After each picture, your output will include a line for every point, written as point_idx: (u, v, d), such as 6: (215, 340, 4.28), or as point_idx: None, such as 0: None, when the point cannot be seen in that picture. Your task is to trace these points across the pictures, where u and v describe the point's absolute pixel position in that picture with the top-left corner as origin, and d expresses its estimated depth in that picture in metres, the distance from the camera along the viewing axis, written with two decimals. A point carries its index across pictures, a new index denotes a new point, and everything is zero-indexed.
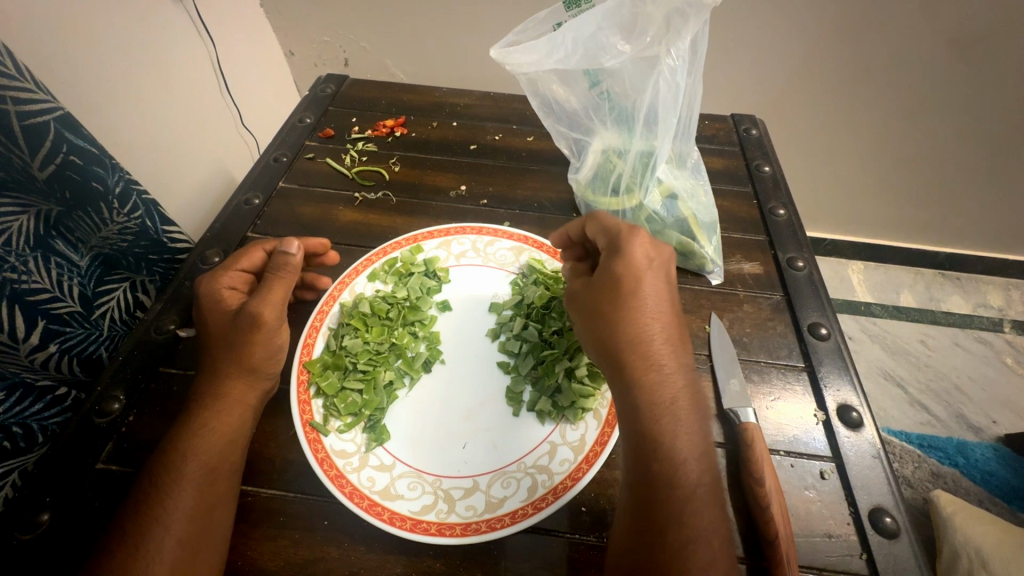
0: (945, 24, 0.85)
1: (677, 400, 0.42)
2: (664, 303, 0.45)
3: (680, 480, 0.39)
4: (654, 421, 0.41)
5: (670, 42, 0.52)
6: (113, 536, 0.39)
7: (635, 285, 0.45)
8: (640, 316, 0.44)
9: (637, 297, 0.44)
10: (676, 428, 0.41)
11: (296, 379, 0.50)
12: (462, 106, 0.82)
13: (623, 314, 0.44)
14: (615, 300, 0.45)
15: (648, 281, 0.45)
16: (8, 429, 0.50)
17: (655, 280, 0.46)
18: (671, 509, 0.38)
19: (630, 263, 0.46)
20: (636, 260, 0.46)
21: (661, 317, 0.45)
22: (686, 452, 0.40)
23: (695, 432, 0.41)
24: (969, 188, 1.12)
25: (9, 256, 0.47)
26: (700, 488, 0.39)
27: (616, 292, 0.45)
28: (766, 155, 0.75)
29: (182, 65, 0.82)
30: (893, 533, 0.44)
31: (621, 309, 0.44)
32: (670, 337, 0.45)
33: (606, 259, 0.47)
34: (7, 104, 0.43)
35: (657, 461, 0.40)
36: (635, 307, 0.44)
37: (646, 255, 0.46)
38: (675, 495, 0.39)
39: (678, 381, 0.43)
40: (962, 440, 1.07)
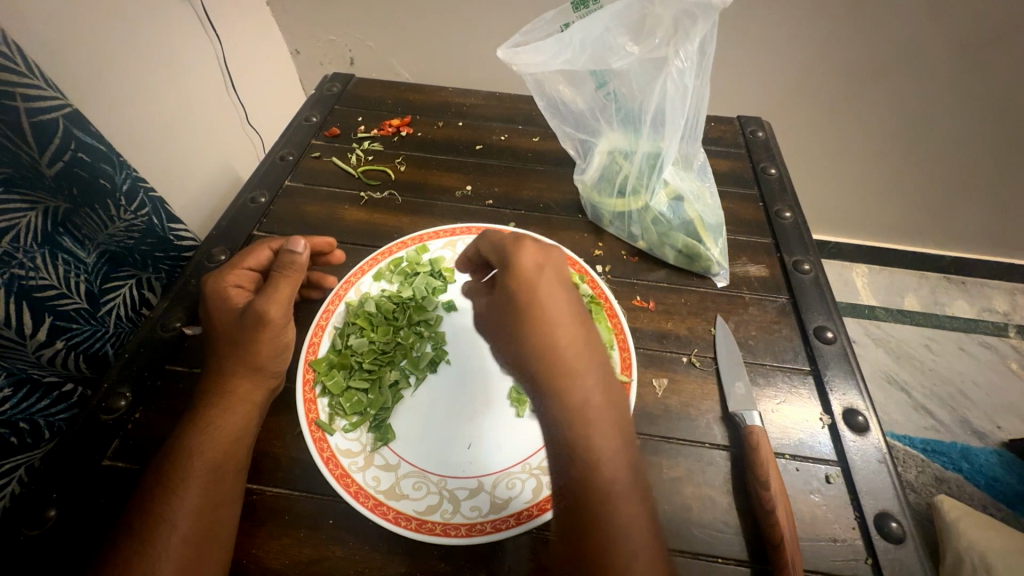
0: (953, 28, 0.84)
1: (592, 402, 0.41)
2: (565, 304, 0.45)
3: (604, 484, 0.39)
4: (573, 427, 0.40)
5: (678, 45, 0.51)
6: (120, 534, 0.39)
7: (535, 291, 0.45)
8: (545, 321, 0.44)
9: (538, 304, 0.44)
10: (596, 432, 0.40)
11: (302, 378, 0.50)
12: (468, 106, 0.82)
13: (529, 323, 0.44)
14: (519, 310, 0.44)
15: (546, 286, 0.45)
16: (15, 425, 0.50)
17: (552, 282, 0.45)
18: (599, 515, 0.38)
19: (517, 271, 0.45)
20: (524, 269, 0.45)
21: (567, 317, 0.44)
22: (608, 455, 0.40)
23: (615, 431, 0.41)
24: (975, 192, 1.11)
25: (17, 253, 0.47)
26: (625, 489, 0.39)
27: (517, 302, 0.45)
28: (772, 158, 0.75)
29: (189, 63, 0.82)
30: (899, 539, 0.43)
31: (525, 316, 0.44)
32: (579, 335, 0.44)
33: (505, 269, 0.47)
34: (16, 101, 0.43)
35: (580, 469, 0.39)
36: (538, 313, 0.44)
37: (533, 261, 0.46)
38: (601, 499, 0.38)
39: (592, 383, 0.42)
40: (966, 445, 1.06)
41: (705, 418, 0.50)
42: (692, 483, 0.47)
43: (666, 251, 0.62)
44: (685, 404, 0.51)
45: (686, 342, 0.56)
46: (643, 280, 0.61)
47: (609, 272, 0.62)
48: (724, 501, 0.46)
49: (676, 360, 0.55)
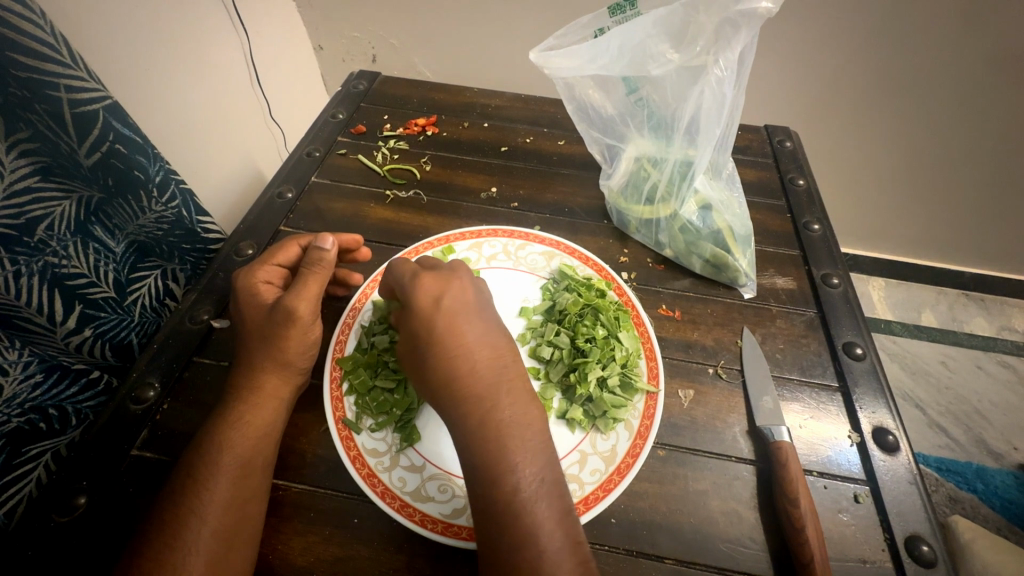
0: (987, 42, 0.83)
1: (507, 423, 0.40)
2: (478, 324, 0.45)
3: (523, 508, 0.37)
4: (490, 450, 0.39)
5: (718, 52, 0.51)
6: (150, 525, 0.39)
7: (447, 312, 0.44)
8: (459, 342, 0.43)
9: (450, 326, 0.44)
10: (515, 454, 0.39)
11: (330, 376, 0.50)
12: (493, 107, 0.82)
13: (441, 345, 0.43)
14: (430, 333, 0.43)
15: (455, 308, 0.45)
16: (44, 411, 0.51)
17: (462, 304, 0.45)
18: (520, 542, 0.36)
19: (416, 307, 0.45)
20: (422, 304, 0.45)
21: (482, 336, 0.44)
22: (527, 477, 0.38)
23: (534, 451, 0.40)
24: (1001, 209, 1.09)
25: (51, 240, 0.48)
26: (545, 512, 0.37)
27: (427, 324, 0.44)
28: (800, 169, 0.74)
29: (217, 57, 0.83)
30: (929, 562, 0.43)
31: (436, 337, 0.43)
32: (494, 352, 0.43)
33: (416, 289, 0.46)
34: (60, 92, 0.44)
35: (499, 494, 0.38)
36: (450, 335, 0.43)
37: (431, 293, 0.46)
38: (522, 528, 0.37)
39: (508, 402, 0.41)
40: (982, 465, 1.05)
41: (732, 431, 0.50)
42: (718, 496, 0.46)
43: (692, 261, 0.61)
44: (711, 416, 0.51)
45: (712, 352, 0.55)
46: (669, 289, 0.61)
47: (634, 279, 0.62)
48: (751, 516, 0.45)
49: (702, 370, 0.54)
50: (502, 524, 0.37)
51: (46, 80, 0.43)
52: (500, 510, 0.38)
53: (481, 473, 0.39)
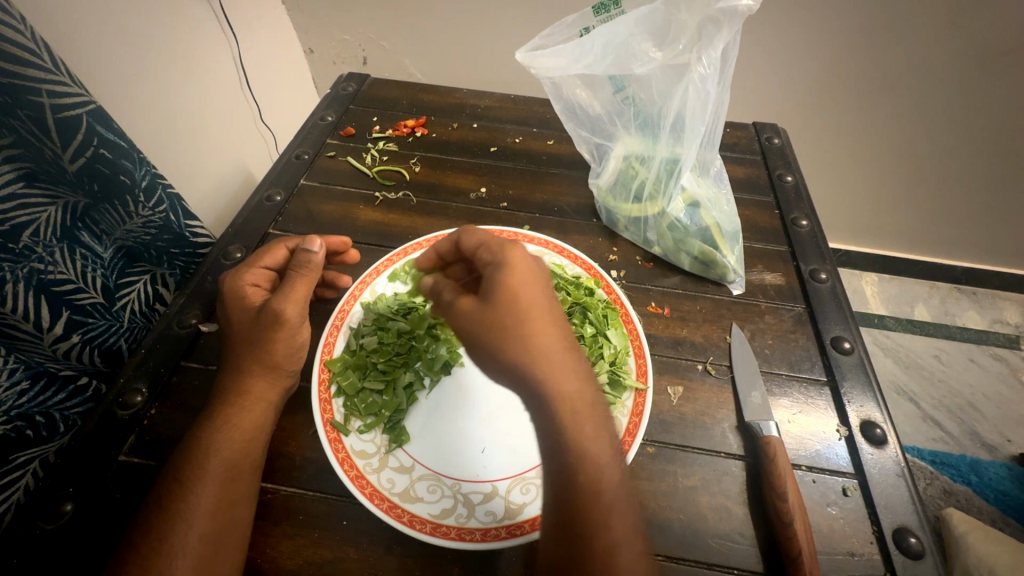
0: (971, 37, 0.84)
1: (590, 424, 0.39)
2: (558, 314, 0.42)
3: (605, 513, 0.37)
4: (575, 452, 0.37)
5: (701, 49, 0.51)
6: (137, 530, 0.39)
7: (529, 299, 0.41)
8: (544, 334, 0.40)
9: (534, 315, 0.40)
10: (599, 458, 0.38)
11: (317, 378, 0.50)
12: (482, 108, 0.82)
13: (525, 336, 0.40)
14: (513, 321, 0.40)
15: (539, 294, 0.41)
16: (31, 418, 0.51)
17: (546, 291, 0.42)
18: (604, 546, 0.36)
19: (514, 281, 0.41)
20: (521, 279, 0.41)
21: (562, 328, 0.41)
22: (609, 478, 0.38)
23: (613, 453, 0.39)
24: (990, 203, 1.10)
25: (36, 246, 0.48)
26: (622, 514, 0.37)
27: (510, 313, 0.40)
28: (788, 165, 0.74)
29: (207, 61, 0.83)
30: (917, 554, 0.43)
31: (522, 329, 0.40)
32: (572, 346, 0.41)
33: (493, 273, 0.42)
34: (42, 97, 0.44)
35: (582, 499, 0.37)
36: (535, 326, 0.40)
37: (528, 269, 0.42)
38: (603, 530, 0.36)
39: (591, 401, 0.39)
40: (976, 458, 1.05)
41: (721, 427, 0.50)
42: (706, 492, 0.46)
43: (681, 258, 0.61)
44: (699, 413, 0.51)
45: (701, 349, 0.56)
46: (658, 286, 0.61)
47: (623, 277, 0.62)
48: (739, 511, 0.45)
49: (691, 367, 0.54)
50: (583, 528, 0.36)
51: (27, 85, 0.42)
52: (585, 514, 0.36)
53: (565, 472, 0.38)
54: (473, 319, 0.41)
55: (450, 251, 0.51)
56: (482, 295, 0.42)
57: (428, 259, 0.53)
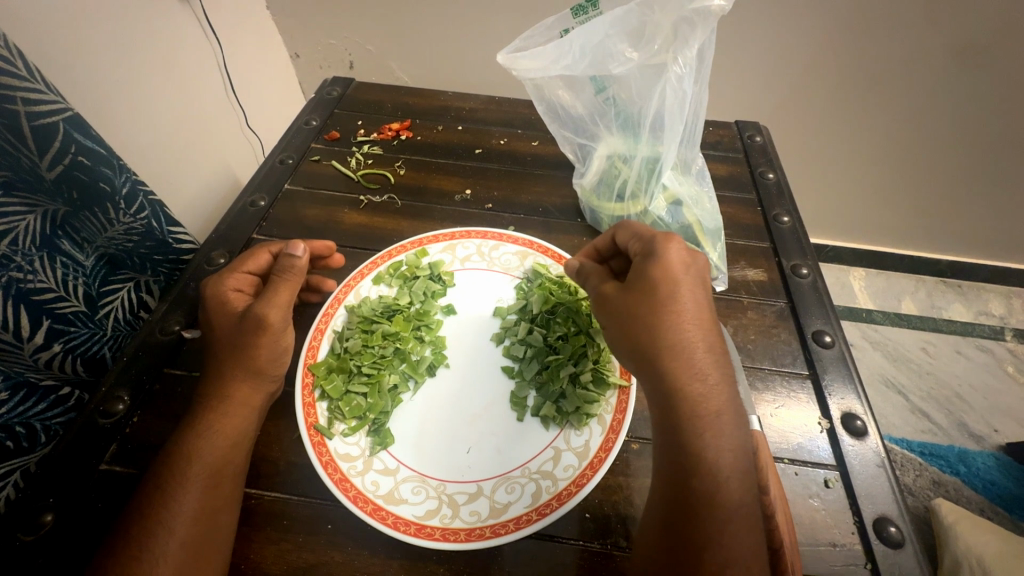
0: (947, 33, 0.85)
1: (712, 413, 0.40)
2: (704, 307, 0.43)
3: (716, 497, 0.37)
4: (691, 432, 0.39)
5: (677, 50, 0.52)
6: (118, 538, 0.39)
7: (673, 289, 0.43)
8: (679, 321, 0.42)
9: (677, 303, 0.43)
10: (717, 445, 0.39)
11: (301, 382, 0.50)
12: (467, 110, 0.82)
13: (654, 319, 0.43)
14: (648, 306, 0.43)
15: (685, 284, 0.44)
16: (11, 429, 0.50)
17: (691, 284, 0.44)
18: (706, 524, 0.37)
19: (662, 270, 0.44)
20: (671, 270, 0.44)
21: (699, 321, 0.43)
22: (723, 467, 0.38)
23: (738, 445, 0.39)
24: (971, 197, 1.12)
25: (15, 255, 0.47)
26: (736, 504, 0.37)
27: (649, 298, 0.43)
28: (770, 162, 0.75)
29: (191, 67, 0.82)
30: (898, 543, 0.44)
31: (656, 313, 0.43)
32: (710, 339, 0.42)
33: (641, 262, 0.46)
34: (18, 105, 0.43)
35: (691, 479, 0.38)
36: (674, 313, 0.42)
37: (682, 261, 0.44)
38: (709, 512, 0.37)
39: (716, 391, 0.41)
40: (964, 448, 1.06)
41: None
42: None
43: None
44: None
45: None
46: None
47: None
48: None
49: None
50: (688, 504, 0.38)
51: (2, 93, 0.42)
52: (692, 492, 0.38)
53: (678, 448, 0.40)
54: (614, 301, 0.46)
55: (607, 245, 0.53)
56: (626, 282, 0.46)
57: (584, 253, 0.55)
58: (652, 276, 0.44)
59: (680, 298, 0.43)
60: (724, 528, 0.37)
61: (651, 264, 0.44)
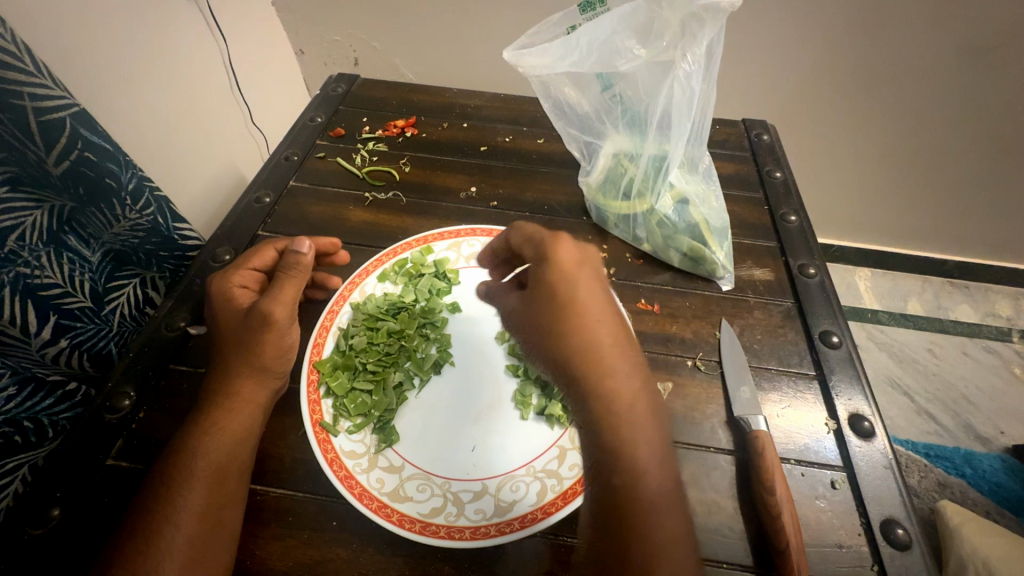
0: (956, 32, 0.84)
1: (633, 418, 0.38)
2: (607, 306, 0.41)
3: (644, 499, 0.37)
4: (613, 435, 0.38)
5: (686, 47, 0.51)
6: (125, 533, 0.39)
7: (578, 293, 0.41)
8: (585, 319, 0.40)
9: (580, 301, 0.41)
10: (639, 445, 0.38)
11: (306, 379, 0.50)
12: (473, 107, 0.82)
13: (564, 327, 0.40)
14: (552, 308, 0.41)
15: (583, 279, 0.42)
16: (19, 423, 0.51)
17: (590, 278, 0.42)
18: (640, 528, 0.36)
19: (561, 275, 0.41)
20: (568, 273, 0.42)
21: (606, 314, 0.41)
22: (648, 466, 0.37)
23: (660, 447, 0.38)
24: (979, 197, 1.11)
25: (22, 251, 0.47)
26: (665, 501, 0.37)
27: (556, 307, 0.41)
28: (777, 161, 0.75)
29: (196, 63, 0.82)
30: (904, 545, 0.43)
31: (562, 314, 0.41)
32: (617, 331, 0.41)
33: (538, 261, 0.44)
34: (24, 100, 0.43)
35: (618, 485, 0.37)
36: (578, 312, 0.40)
37: (575, 260, 0.42)
38: (638, 513, 0.36)
39: (632, 386, 0.39)
40: (970, 450, 1.06)
41: (711, 422, 0.50)
42: (695, 487, 0.46)
43: (671, 255, 0.61)
44: (690, 408, 0.51)
45: (690, 345, 0.56)
46: (648, 283, 0.61)
47: (612, 274, 0.62)
48: (729, 506, 0.45)
49: (681, 363, 0.54)
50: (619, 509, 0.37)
51: (9, 89, 0.42)
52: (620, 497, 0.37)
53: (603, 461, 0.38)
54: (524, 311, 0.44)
55: (502, 248, 0.50)
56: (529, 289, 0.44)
57: (485, 257, 0.53)
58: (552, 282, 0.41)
59: (584, 301, 0.41)
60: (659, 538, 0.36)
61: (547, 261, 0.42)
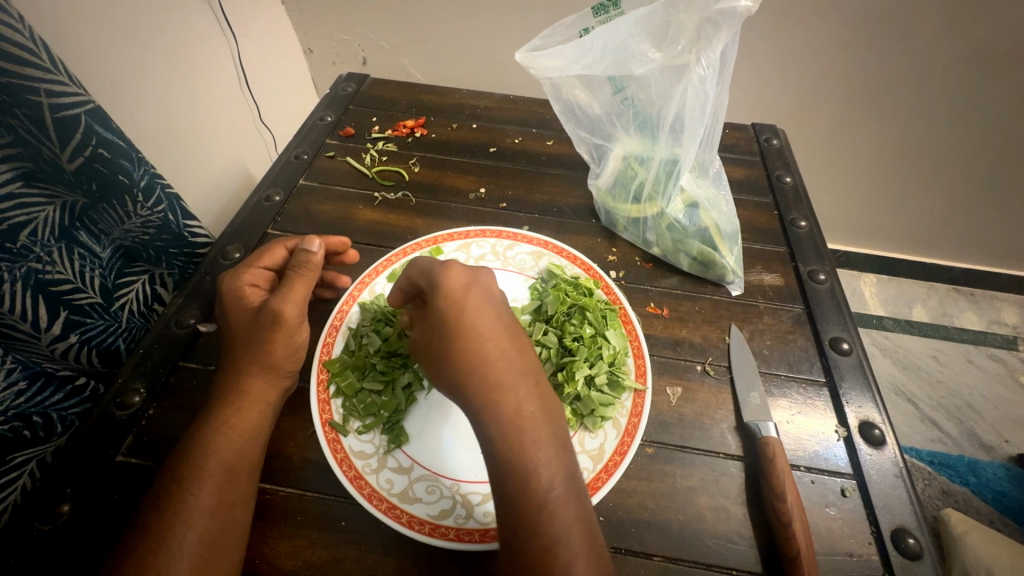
0: (967, 40, 0.84)
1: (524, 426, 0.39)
2: (498, 321, 0.43)
3: (547, 509, 0.37)
4: (515, 446, 0.38)
5: (700, 51, 0.51)
6: (135, 530, 0.39)
7: (470, 312, 0.42)
8: (481, 334, 0.41)
9: (472, 321, 0.41)
10: (541, 454, 0.38)
11: (316, 378, 0.50)
12: (482, 108, 0.82)
13: (455, 347, 0.41)
14: (445, 330, 0.41)
15: (474, 302, 0.42)
16: (28, 418, 0.51)
17: (481, 301, 0.42)
18: (543, 538, 0.36)
19: (450, 296, 0.42)
20: (460, 295, 0.42)
21: (507, 331, 0.43)
22: (548, 473, 0.38)
23: (553, 453, 0.39)
24: (987, 204, 1.10)
25: (35, 246, 0.47)
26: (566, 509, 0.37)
27: (448, 326, 0.41)
28: (787, 166, 0.74)
29: (207, 61, 0.83)
30: (915, 555, 0.43)
31: (462, 330, 0.41)
32: (509, 346, 0.42)
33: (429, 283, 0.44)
34: (41, 97, 0.43)
35: (521, 494, 0.37)
36: (467, 332, 0.41)
37: (461, 282, 0.43)
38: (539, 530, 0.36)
39: (532, 397, 0.41)
40: (974, 459, 1.05)
41: (720, 428, 0.50)
42: (705, 493, 0.46)
43: (681, 259, 0.61)
44: (699, 413, 0.51)
45: (700, 350, 0.56)
46: (657, 287, 0.61)
47: (622, 277, 0.62)
48: (738, 512, 0.45)
49: (690, 368, 0.54)
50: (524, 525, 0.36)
51: (26, 85, 0.42)
52: (522, 513, 0.37)
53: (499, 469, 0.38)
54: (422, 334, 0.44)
55: (408, 282, 0.48)
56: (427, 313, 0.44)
57: (395, 297, 0.49)
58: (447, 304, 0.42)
59: (474, 319, 0.42)
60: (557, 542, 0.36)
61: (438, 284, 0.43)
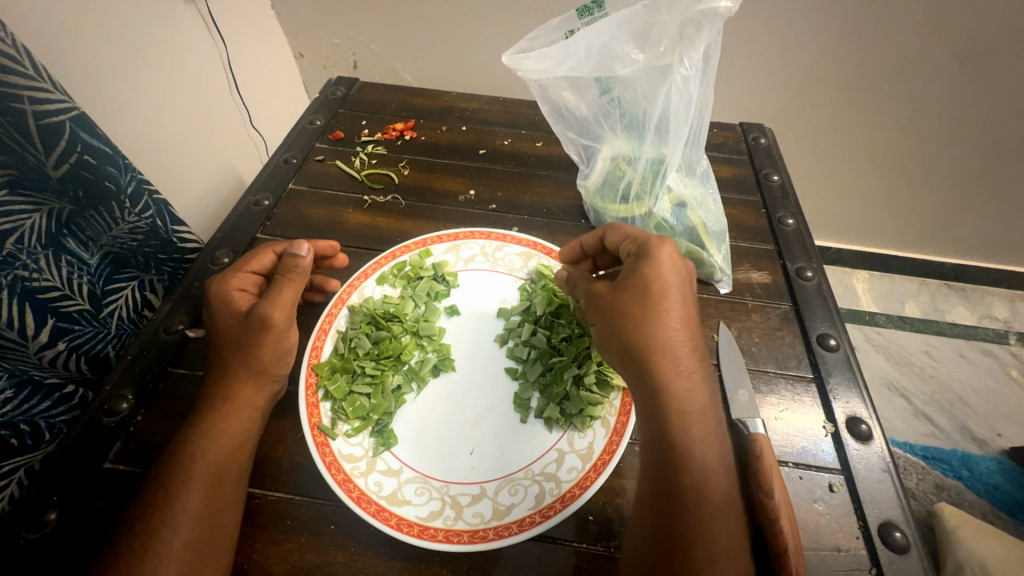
0: (951, 38, 0.85)
1: (693, 409, 0.42)
2: (690, 308, 0.45)
3: (706, 489, 0.39)
4: (681, 423, 0.41)
5: (684, 52, 0.52)
6: (122, 536, 0.39)
7: (665, 286, 0.45)
8: (669, 314, 0.44)
9: (666, 298, 0.44)
10: (701, 438, 0.41)
11: (305, 382, 0.50)
12: (471, 110, 0.82)
13: (645, 317, 0.44)
14: (640, 304, 0.44)
15: (672, 290, 0.45)
16: (15, 426, 0.50)
17: (677, 282, 0.45)
18: (697, 513, 0.38)
19: (656, 268, 0.45)
20: (663, 269, 0.45)
21: (690, 318, 0.45)
22: (709, 457, 0.40)
23: (716, 439, 0.41)
24: (975, 200, 1.12)
25: (21, 254, 0.47)
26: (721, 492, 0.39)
27: (642, 295, 0.44)
28: (775, 165, 0.75)
29: (196, 66, 0.82)
30: (902, 548, 0.43)
31: (656, 304, 0.44)
32: (693, 337, 0.44)
33: (629, 267, 0.47)
34: (25, 104, 0.43)
35: (685, 469, 0.40)
36: (660, 318, 0.44)
37: (673, 262, 0.46)
38: (697, 530, 0.37)
39: (702, 385, 0.43)
40: (966, 452, 1.06)
41: None
42: None
43: None
44: None
45: None
46: None
47: None
48: None
49: None
50: (681, 503, 0.39)
51: (10, 92, 0.42)
52: (683, 494, 0.39)
53: (662, 444, 0.41)
54: (604, 299, 0.46)
55: (595, 244, 0.55)
56: (617, 280, 0.47)
57: (570, 252, 0.57)
58: (645, 275, 0.45)
59: (671, 296, 0.44)
60: (713, 521, 0.38)
61: (639, 267, 0.46)
